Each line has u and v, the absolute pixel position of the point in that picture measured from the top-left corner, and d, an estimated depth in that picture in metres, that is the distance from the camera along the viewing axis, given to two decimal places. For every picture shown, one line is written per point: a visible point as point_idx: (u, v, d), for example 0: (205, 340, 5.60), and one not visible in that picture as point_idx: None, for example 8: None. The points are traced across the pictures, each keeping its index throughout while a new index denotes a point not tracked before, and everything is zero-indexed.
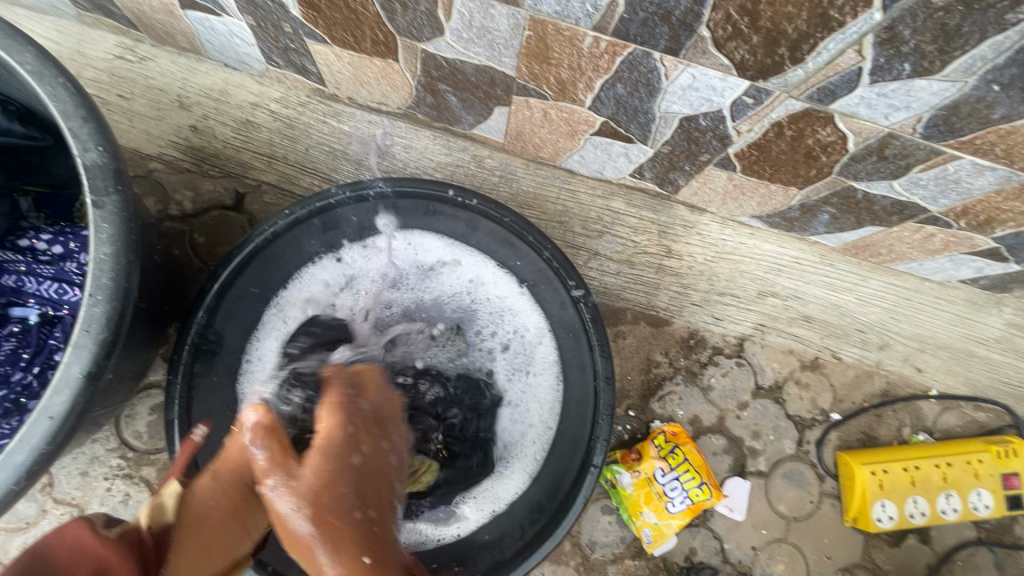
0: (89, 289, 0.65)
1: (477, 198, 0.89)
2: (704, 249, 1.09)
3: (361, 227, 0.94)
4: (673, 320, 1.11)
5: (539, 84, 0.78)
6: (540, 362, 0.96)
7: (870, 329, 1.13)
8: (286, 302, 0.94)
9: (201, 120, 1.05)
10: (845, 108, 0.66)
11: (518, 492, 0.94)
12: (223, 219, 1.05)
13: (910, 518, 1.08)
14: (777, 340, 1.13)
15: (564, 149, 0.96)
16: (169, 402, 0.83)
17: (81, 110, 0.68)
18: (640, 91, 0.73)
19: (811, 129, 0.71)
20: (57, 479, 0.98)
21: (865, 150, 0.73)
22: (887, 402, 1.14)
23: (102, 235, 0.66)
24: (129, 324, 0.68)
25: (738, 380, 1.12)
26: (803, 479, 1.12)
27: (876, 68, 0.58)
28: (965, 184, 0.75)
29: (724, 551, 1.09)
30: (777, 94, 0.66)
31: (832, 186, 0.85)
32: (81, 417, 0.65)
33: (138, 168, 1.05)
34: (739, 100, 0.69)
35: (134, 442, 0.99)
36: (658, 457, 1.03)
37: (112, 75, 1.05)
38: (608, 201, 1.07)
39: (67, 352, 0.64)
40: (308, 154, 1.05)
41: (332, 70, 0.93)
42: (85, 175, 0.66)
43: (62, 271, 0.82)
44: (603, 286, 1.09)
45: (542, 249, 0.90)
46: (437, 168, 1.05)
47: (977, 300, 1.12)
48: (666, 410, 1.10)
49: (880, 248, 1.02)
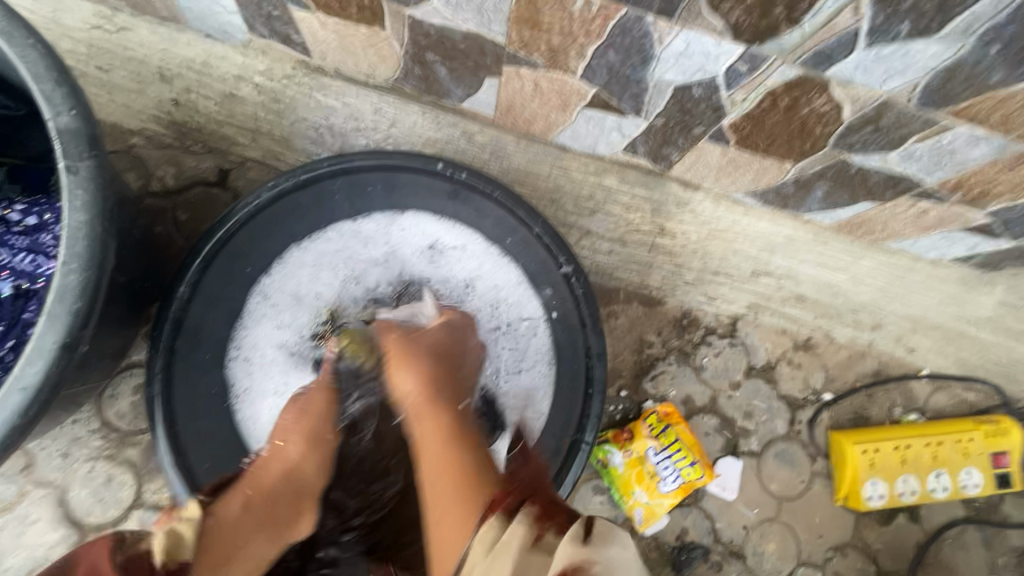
0: (63, 258, 0.62)
1: (467, 171, 0.89)
2: (697, 228, 1.08)
3: (351, 206, 0.91)
4: (666, 299, 1.10)
5: (530, 52, 0.76)
6: (534, 346, 0.93)
7: (863, 309, 1.13)
8: (269, 284, 0.90)
9: (182, 93, 1.02)
10: (842, 74, 0.64)
11: None
12: (207, 195, 1.02)
13: (900, 496, 1.09)
14: (769, 320, 1.12)
15: (556, 122, 0.94)
16: (152, 378, 0.84)
17: (53, 72, 0.65)
18: (632, 58, 0.71)
19: (806, 97, 0.70)
20: (38, 460, 0.96)
21: (861, 121, 0.72)
22: (878, 381, 1.14)
23: (76, 202, 0.64)
24: (106, 294, 0.66)
25: (731, 360, 1.11)
26: (795, 458, 1.12)
27: (874, 29, 0.57)
28: (960, 156, 0.74)
29: (715, 531, 1.09)
30: (772, 59, 0.65)
31: (826, 160, 0.83)
32: (55, 389, 0.63)
33: (118, 143, 1.02)
34: (733, 67, 0.68)
35: (117, 423, 0.97)
36: (650, 436, 1.03)
37: (89, 46, 1.01)
38: (600, 178, 1.05)
39: (40, 322, 0.62)
40: (294, 129, 1.03)
41: (317, 39, 0.91)
42: (57, 140, 0.64)
43: (37, 243, 0.80)
44: (595, 265, 1.08)
45: (533, 225, 0.90)
46: (426, 144, 1.03)
47: (969, 279, 1.12)
48: (658, 390, 1.10)
49: (873, 226, 1.01)
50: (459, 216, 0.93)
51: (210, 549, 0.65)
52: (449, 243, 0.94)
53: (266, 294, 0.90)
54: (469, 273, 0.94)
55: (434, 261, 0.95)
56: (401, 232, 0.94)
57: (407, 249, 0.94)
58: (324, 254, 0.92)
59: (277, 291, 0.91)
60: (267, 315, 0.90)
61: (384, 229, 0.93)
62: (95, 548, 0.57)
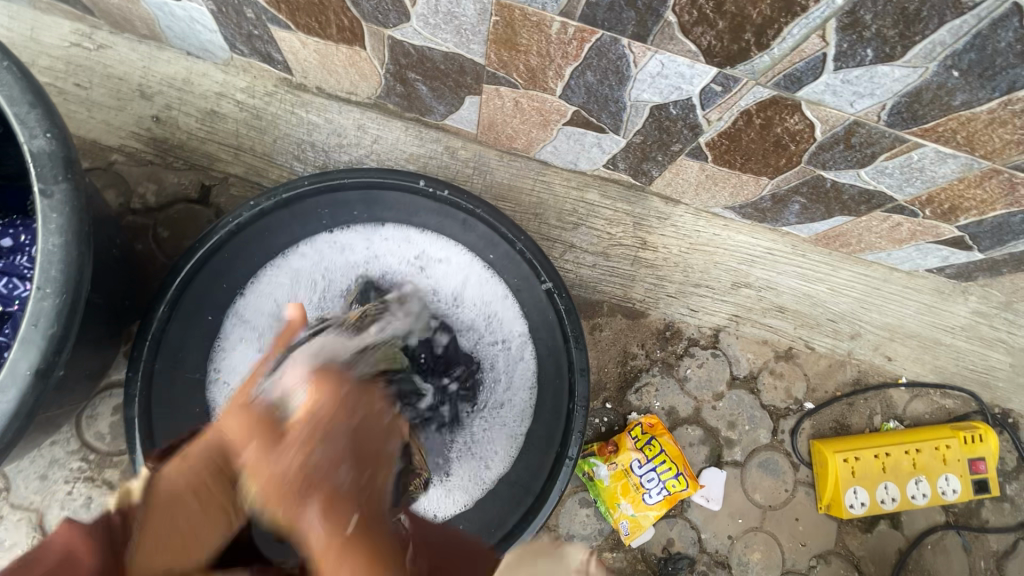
0: (38, 282, 0.62)
1: (449, 187, 0.88)
2: (678, 241, 1.10)
3: (331, 223, 0.91)
4: (649, 312, 1.11)
5: (509, 71, 0.77)
6: (515, 357, 0.94)
7: (842, 318, 1.15)
8: (249, 301, 0.90)
9: (163, 110, 1.02)
10: (812, 95, 0.66)
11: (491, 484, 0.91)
12: (188, 212, 1.02)
13: (882, 503, 1.10)
14: (751, 331, 1.14)
15: (538, 139, 0.95)
16: (129, 402, 0.81)
17: (28, 95, 0.64)
18: (610, 78, 0.72)
19: (779, 117, 0.72)
20: (14, 483, 0.94)
21: (832, 139, 0.73)
22: (858, 390, 1.16)
23: (51, 225, 0.63)
24: (82, 317, 0.66)
25: (714, 371, 1.13)
26: (778, 467, 1.13)
27: (840, 54, 0.59)
28: (929, 173, 0.76)
29: (701, 541, 1.10)
30: (745, 81, 0.66)
31: (801, 176, 0.85)
32: (29, 416, 0.62)
33: (98, 160, 1.01)
34: (708, 88, 0.69)
35: (96, 443, 0.96)
36: (635, 448, 1.04)
37: (68, 63, 1.00)
38: (583, 192, 1.06)
39: (14, 348, 0.61)
40: (276, 145, 1.02)
41: (298, 58, 0.91)
42: (32, 163, 0.63)
43: (13, 265, 0.79)
44: (579, 279, 1.09)
45: (515, 240, 0.89)
46: (410, 159, 1.03)
47: (944, 289, 1.15)
48: (643, 402, 1.10)
49: (849, 238, 1.03)
50: (442, 231, 0.93)
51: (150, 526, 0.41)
52: (431, 257, 0.95)
53: (246, 314, 0.91)
54: (451, 287, 0.95)
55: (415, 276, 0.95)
56: (382, 247, 0.94)
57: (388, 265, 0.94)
58: (305, 273, 0.92)
59: (257, 312, 0.91)
60: (247, 337, 0.90)
61: (365, 246, 0.94)
62: (61, 532, 0.37)
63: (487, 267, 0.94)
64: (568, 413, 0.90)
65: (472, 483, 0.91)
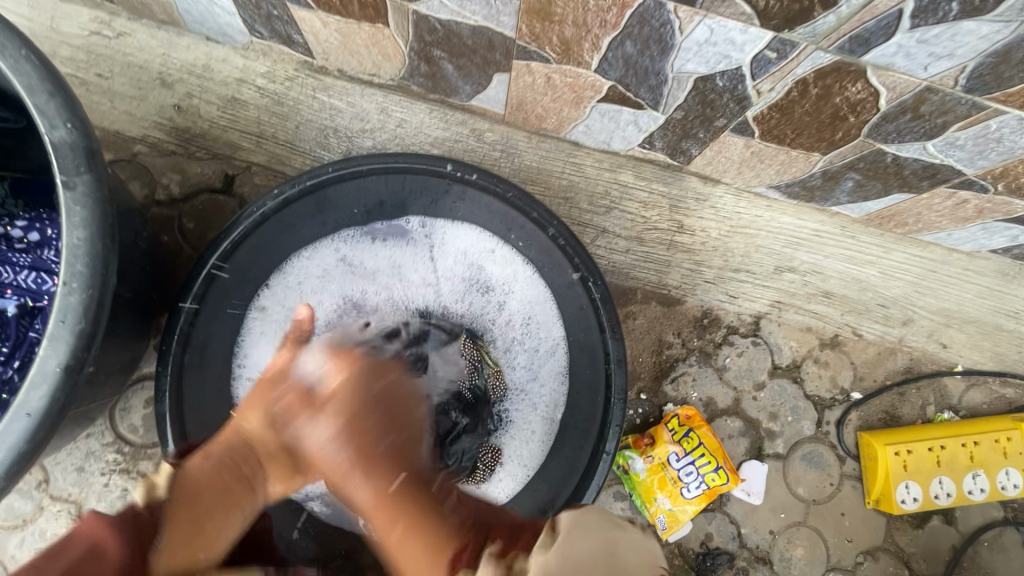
0: (63, 277, 0.60)
1: (477, 172, 0.84)
2: (718, 224, 1.03)
3: (360, 213, 0.89)
4: (685, 299, 1.06)
5: (541, 45, 0.72)
6: (546, 346, 0.91)
7: (893, 304, 1.08)
8: (278, 292, 0.89)
9: (184, 98, 1.00)
10: (880, 59, 0.59)
11: (518, 486, 0.89)
12: (213, 203, 1.01)
13: (936, 498, 1.04)
14: (794, 318, 1.08)
15: (569, 118, 0.90)
16: (159, 397, 0.80)
17: (47, 84, 0.62)
18: (651, 48, 0.67)
19: (839, 85, 0.65)
20: (53, 475, 0.95)
21: (899, 108, 0.67)
22: (910, 379, 1.10)
23: (74, 218, 0.62)
24: (109, 313, 0.64)
25: (754, 360, 1.08)
26: (823, 460, 1.08)
27: (919, 9, 0.52)
28: (1007, 143, 0.69)
29: (741, 536, 1.05)
30: (804, 46, 0.60)
31: (858, 151, 0.78)
32: (61, 414, 0.61)
33: (121, 151, 1.01)
34: (760, 55, 0.63)
35: (130, 435, 0.96)
36: (672, 441, 1.00)
37: (89, 53, 0.99)
38: (616, 174, 1.00)
39: (43, 345, 0.60)
40: (298, 132, 1.00)
41: (319, 39, 0.88)
42: (53, 154, 0.61)
43: (41, 260, 0.78)
44: (611, 265, 1.04)
45: (548, 226, 0.85)
46: (434, 143, 0.99)
47: (1008, 270, 1.06)
48: (679, 393, 1.06)
49: (906, 218, 0.95)
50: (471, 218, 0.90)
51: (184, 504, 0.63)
52: (460, 245, 0.92)
53: (274, 302, 0.89)
54: (481, 275, 0.92)
55: (446, 263, 0.92)
56: (412, 232, 0.91)
57: (410, 250, 0.92)
58: (335, 259, 0.91)
59: (287, 299, 0.90)
60: (274, 326, 0.89)
61: (394, 232, 0.91)
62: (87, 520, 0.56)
63: (518, 254, 0.90)
64: (606, 406, 0.86)
65: (505, 474, 0.89)
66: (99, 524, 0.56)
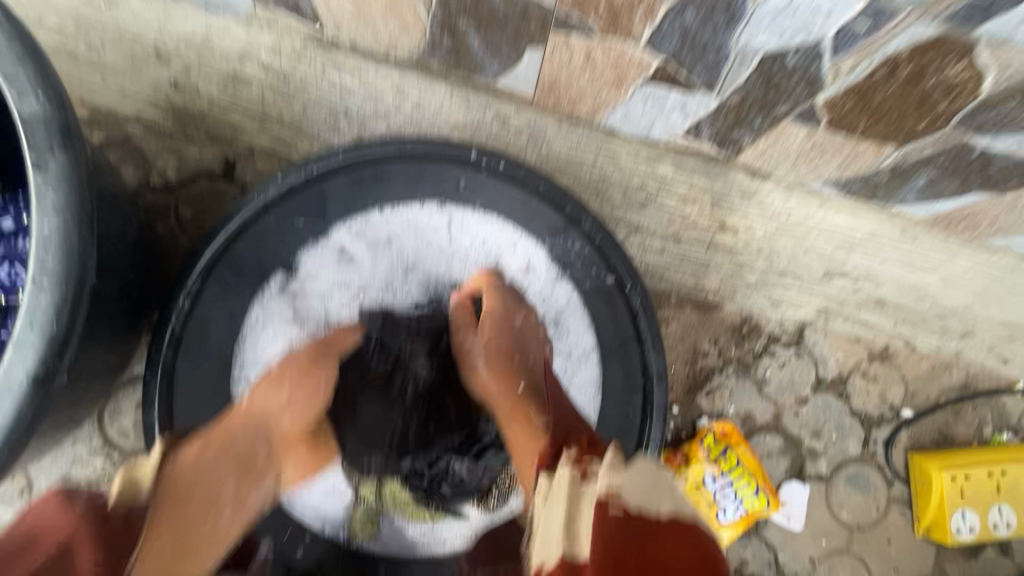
0: (32, 274, 0.52)
1: (505, 159, 0.76)
2: (764, 223, 0.93)
3: (370, 204, 0.79)
4: (723, 304, 0.97)
5: (586, 12, 0.63)
6: (574, 356, 0.82)
7: (953, 315, 0.98)
8: (274, 293, 0.80)
9: (182, 74, 0.91)
10: (997, 33, 0.51)
11: None
12: (211, 189, 0.93)
13: (993, 528, 0.95)
14: (841, 327, 0.99)
15: (607, 102, 0.80)
16: (149, 404, 0.73)
17: (16, 47, 0.53)
18: (716, 19, 0.58)
19: (936, 65, 0.56)
20: (36, 481, 0.88)
21: (1006, 93, 0.57)
22: (966, 396, 1.01)
23: (47, 205, 0.54)
24: (86, 314, 0.56)
25: (797, 372, 0.99)
26: (869, 483, 0.99)
27: None
28: None
29: (777, 563, 0.97)
30: (906, 13, 0.51)
31: (941, 143, 0.69)
32: (29, 430, 0.53)
33: (114, 132, 0.92)
34: (849, 27, 0.54)
35: (119, 441, 0.89)
36: (708, 460, 0.92)
37: (77, 21, 0.90)
38: (654, 165, 0.91)
39: (7, 351, 0.52)
40: (306, 113, 0.91)
41: (330, 7, 0.78)
42: (23, 130, 0.53)
43: (14, 249, 0.71)
44: (644, 266, 0.95)
45: (582, 222, 0.77)
46: (455, 129, 0.90)
47: None
48: (715, 406, 0.98)
49: (979, 220, 0.86)
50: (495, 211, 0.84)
51: (175, 507, 0.58)
52: (477, 240, 0.83)
53: (269, 298, 0.80)
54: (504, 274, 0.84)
55: (464, 260, 0.84)
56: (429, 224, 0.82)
57: (421, 246, 0.83)
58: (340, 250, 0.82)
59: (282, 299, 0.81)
60: (271, 328, 0.81)
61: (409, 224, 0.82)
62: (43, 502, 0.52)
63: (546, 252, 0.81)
64: (642, 424, 0.78)
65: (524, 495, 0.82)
66: (72, 520, 0.50)
